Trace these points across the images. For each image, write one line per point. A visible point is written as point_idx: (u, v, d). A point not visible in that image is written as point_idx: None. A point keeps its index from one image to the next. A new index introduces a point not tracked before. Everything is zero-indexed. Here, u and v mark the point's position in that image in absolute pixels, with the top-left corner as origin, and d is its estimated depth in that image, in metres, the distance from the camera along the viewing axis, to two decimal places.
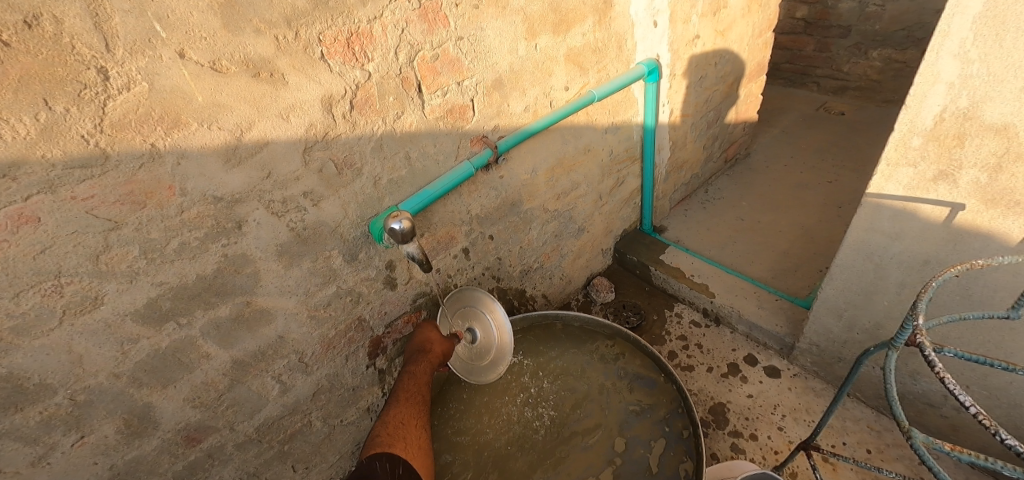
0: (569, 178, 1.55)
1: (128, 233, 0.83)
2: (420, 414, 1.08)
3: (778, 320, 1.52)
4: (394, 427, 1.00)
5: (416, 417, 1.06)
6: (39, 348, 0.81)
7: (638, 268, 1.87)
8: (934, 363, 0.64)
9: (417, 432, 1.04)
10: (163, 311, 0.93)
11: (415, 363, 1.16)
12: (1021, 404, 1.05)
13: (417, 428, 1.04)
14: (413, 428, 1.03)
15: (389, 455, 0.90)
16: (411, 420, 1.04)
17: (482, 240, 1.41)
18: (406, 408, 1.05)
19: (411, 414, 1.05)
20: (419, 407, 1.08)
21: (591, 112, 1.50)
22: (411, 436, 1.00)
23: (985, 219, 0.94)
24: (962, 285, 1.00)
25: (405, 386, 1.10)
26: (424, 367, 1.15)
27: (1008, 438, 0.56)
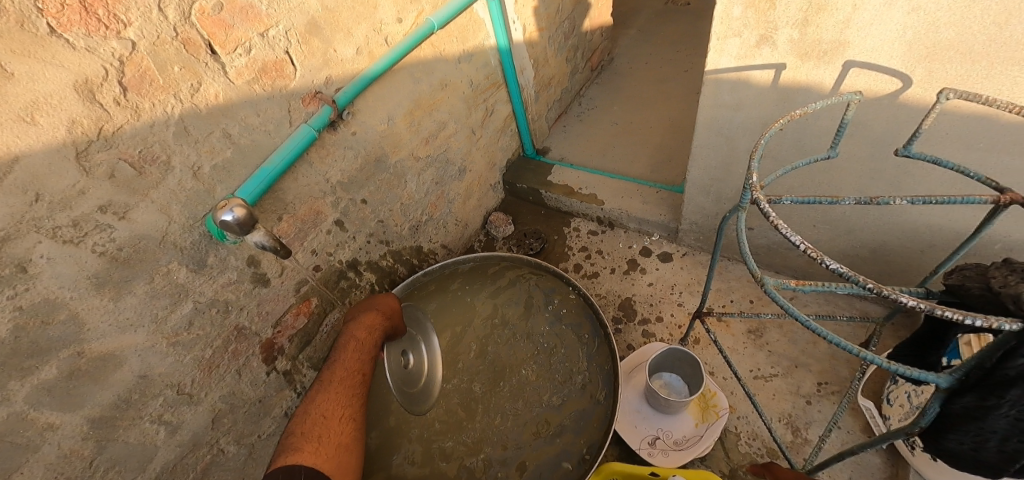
0: (433, 119, 1.45)
1: None
2: (355, 395, 0.98)
3: (661, 210, 1.61)
4: (310, 423, 0.90)
5: (348, 400, 0.97)
6: None
7: (530, 194, 1.87)
8: (767, 213, 0.63)
9: (344, 419, 0.94)
10: None
11: (356, 330, 1.03)
12: (854, 229, 1.22)
13: (345, 413, 0.95)
14: (342, 413, 0.94)
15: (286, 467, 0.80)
16: (338, 405, 0.95)
17: (355, 206, 1.30)
18: (335, 390, 0.97)
19: (340, 397, 0.96)
20: (354, 387, 0.99)
21: (436, 42, 1.38)
22: (336, 423, 0.92)
23: (802, 72, 1.01)
24: (795, 138, 1.11)
25: (339, 363, 1.00)
26: (367, 335, 1.02)
27: (831, 263, 0.57)
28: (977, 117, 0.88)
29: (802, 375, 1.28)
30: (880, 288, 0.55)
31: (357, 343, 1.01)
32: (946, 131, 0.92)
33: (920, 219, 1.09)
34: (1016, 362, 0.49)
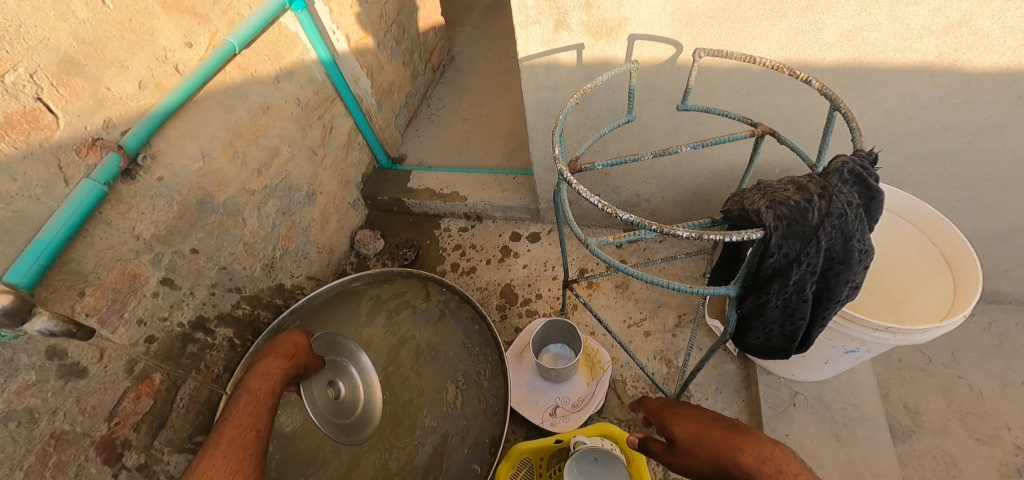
0: (261, 146, 1.33)
1: None
2: (251, 456, 0.79)
3: (520, 194, 1.68)
4: None
5: (241, 463, 0.77)
6: None
7: (393, 205, 1.83)
8: (573, 182, 0.71)
9: None
10: None
11: (255, 382, 0.86)
12: (675, 178, 1.39)
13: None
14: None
15: None
16: (228, 472, 0.75)
17: (183, 258, 1.15)
18: (225, 455, 0.77)
19: (230, 462, 0.77)
20: (248, 447, 0.80)
21: (244, 63, 1.26)
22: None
23: (599, 49, 1.12)
24: (608, 108, 1.23)
25: (233, 422, 0.82)
26: (269, 385, 0.86)
27: (624, 214, 0.65)
28: (733, 69, 1.05)
29: (665, 312, 1.44)
30: (661, 228, 0.63)
31: (257, 397, 0.85)
32: (716, 84, 1.09)
33: (720, 159, 1.28)
34: (767, 261, 0.58)
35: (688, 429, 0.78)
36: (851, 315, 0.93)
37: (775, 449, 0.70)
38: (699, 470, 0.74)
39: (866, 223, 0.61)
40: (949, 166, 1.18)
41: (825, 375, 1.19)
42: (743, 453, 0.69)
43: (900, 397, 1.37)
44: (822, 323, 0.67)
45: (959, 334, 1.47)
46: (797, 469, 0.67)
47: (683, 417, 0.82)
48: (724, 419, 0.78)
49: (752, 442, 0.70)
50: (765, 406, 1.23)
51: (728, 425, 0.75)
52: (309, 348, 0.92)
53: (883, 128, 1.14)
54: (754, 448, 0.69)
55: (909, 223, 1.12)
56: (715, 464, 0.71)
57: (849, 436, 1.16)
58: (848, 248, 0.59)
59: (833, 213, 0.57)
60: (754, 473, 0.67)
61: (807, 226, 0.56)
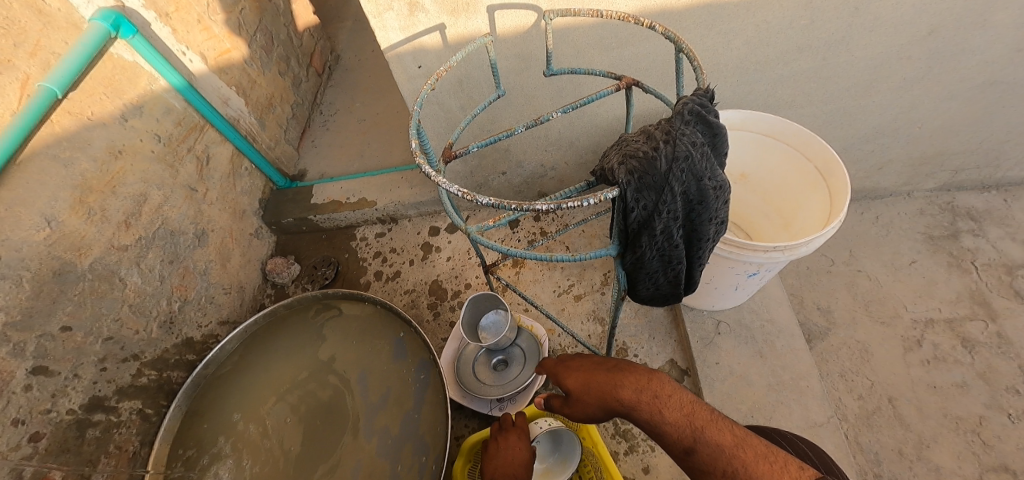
0: (122, 195, 1.20)
1: None
2: None
3: (429, 187, 1.63)
4: None
5: None
6: None
7: (302, 225, 1.72)
8: (432, 175, 0.68)
9: None
10: None
11: None
12: (574, 141, 1.40)
13: None
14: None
15: None
16: None
17: (53, 339, 1.02)
18: None
19: None
20: None
21: (75, 107, 1.11)
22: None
23: (460, 27, 1.08)
24: (487, 85, 1.20)
25: None
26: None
27: (483, 198, 0.63)
28: (595, 25, 1.05)
29: (591, 274, 1.47)
30: (523, 207, 0.62)
31: None
32: (584, 43, 1.09)
33: (609, 115, 1.30)
34: (631, 217, 0.59)
35: (577, 380, 0.82)
36: (743, 242, 0.97)
37: (651, 377, 0.75)
38: (593, 414, 0.79)
39: (714, 160, 0.62)
40: (813, 83, 1.25)
41: (740, 300, 1.25)
42: (623, 389, 0.74)
43: (813, 301, 1.49)
44: (701, 262, 0.70)
45: (853, 232, 1.60)
46: (671, 390, 0.73)
47: (574, 369, 0.85)
48: (609, 361, 0.82)
49: (630, 376, 0.76)
50: (694, 341, 1.29)
51: (611, 366, 0.80)
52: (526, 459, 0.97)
53: (747, 58, 1.18)
54: (632, 382, 0.75)
55: (785, 143, 1.16)
56: (602, 405, 0.77)
57: (770, 350, 1.24)
58: (701, 188, 0.59)
59: (680, 157, 0.57)
60: (634, 405, 0.73)
61: (658, 176, 0.56)
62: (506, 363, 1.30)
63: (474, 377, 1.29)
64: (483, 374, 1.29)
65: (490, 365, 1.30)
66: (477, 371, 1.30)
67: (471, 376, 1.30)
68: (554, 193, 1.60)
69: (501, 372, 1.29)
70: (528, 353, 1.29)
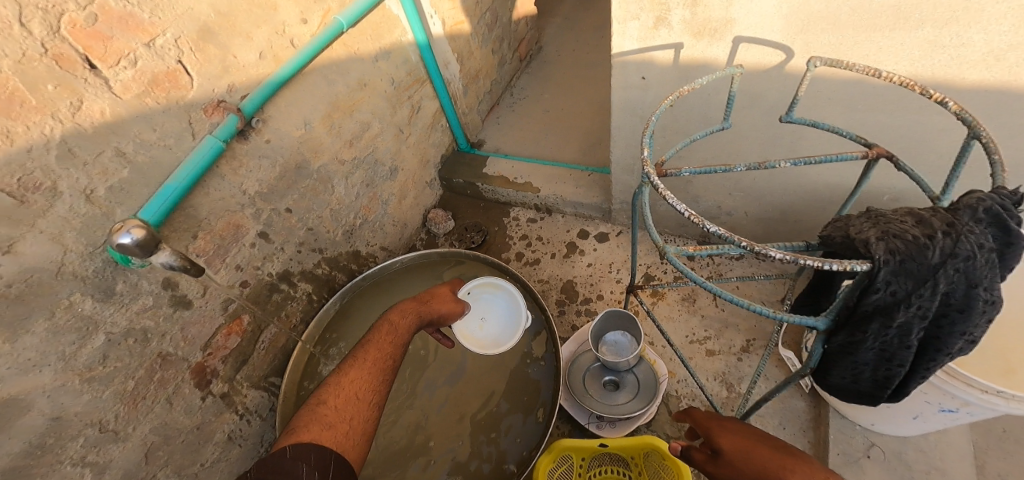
0: (355, 119, 1.42)
1: None
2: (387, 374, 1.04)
3: (593, 192, 1.66)
4: (342, 404, 0.97)
5: (378, 378, 1.03)
6: None
7: (467, 189, 1.87)
8: (657, 186, 0.68)
9: (363, 408, 0.98)
10: None
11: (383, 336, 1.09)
12: (764, 193, 1.30)
13: (369, 398, 0.99)
14: (367, 428, 0.97)
15: (311, 451, 0.85)
16: (369, 384, 1.01)
17: (279, 215, 1.26)
18: (358, 371, 1.03)
19: (370, 375, 1.02)
20: (384, 367, 1.04)
21: (348, 41, 1.34)
22: (357, 442, 0.94)
23: (699, 50, 1.07)
24: (700, 114, 1.17)
25: (372, 349, 1.07)
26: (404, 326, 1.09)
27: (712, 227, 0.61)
28: (851, 80, 0.96)
29: (732, 334, 1.36)
30: (752, 247, 0.59)
31: (397, 329, 1.09)
32: (827, 96, 1.00)
33: (818, 179, 1.18)
34: (870, 298, 0.53)
35: (733, 442, 0.77)
36: (958, 371, 0.82)
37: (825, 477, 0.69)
38: None
39: (996, 270, 0.53)
40: None
41: (911, 431, 1.07)
42: (793, 473, 0.69)
43: (1001, 472, 1.20)
44: (925, 375, 0.61)
45: None
46: None
47: (728, 430, 0.81)
48: (772, 440, 0.77)
49: (802, 465, 0.70)
50: (833, 451, 1.13)
51: (776, 445, 0.75)
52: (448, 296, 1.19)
53: None
54: (804, 471, 0.69)
55: None
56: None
57: None
58: (970, 295, 0.52)
59: (959, 255, 0.50)
60: None
61: (924, 265, 0.51)
62: (617, 386, 1.29)
63: (582, 386, 1.30)
64: (592, 388, 1.29)
65: (602, 382, 1.30)
66: (587, 382, 1.30)
67: (580, 384, 1.30)
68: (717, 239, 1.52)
69: (610, 392, 1.28)
70: (643, 385, 1.27)
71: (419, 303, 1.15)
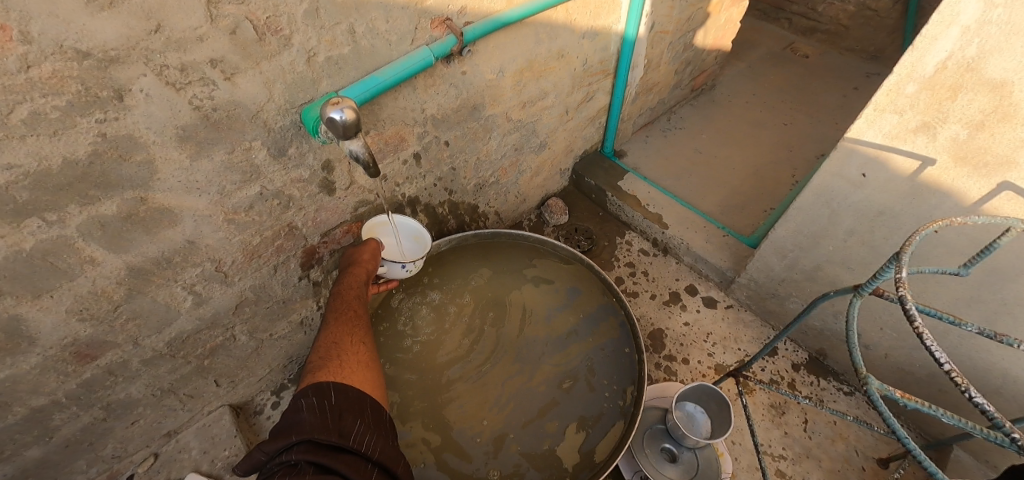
0: (538, 84, 1.37)
1: None
2: (357, 327, 0.94)
3: (723, 255, 1.55)
4: (325, 349, 0.86)
5: (355, 332, 0.92)
6: None
7: (594, 192, 1.81)
8: (914, 317, 0.62)
9: (357, 348, 0.90)
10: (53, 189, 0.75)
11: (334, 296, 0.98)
12: (922, 347, 1.16)
13: (355, 343, 0.90)
14: (363, 357, 0.88)
15: (314, 388, 0.75)
16: (349, 335, 0.91)
17: (437, 145, 1.24)
18: (336, 327, 0.91)
19: (343, 328, 0.92)
20: (354, 319, 0.94)
21: (572, 9, 1.29)
22: (361, 369, 0.85)
23: (950, 177, 0.95)
24: (906, 240, 1.06)
25: (334, 306, 0.96)
26: (353, 283, 1.00)
27: None
28: None
29: (811, 466, 1.24)
30: None
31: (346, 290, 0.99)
32: None
33: (999, 364, 1.06)
34: None
35: None
36: None
37: None
38: None
39: None
40: None
41: None
42: None
43: None
44: None
45: None
46: None
47: None
48: None
49: None
50: None
51: None
52: (372, 256, 1.08)
53: None
54: None
55: None
56: None
57: None
58: None
59: None
60: None
61: None
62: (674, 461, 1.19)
63: (640, 442, 1.23)
64: (648, 448, 1.22)
65: (660, 448, 1.22)
66: (646, 441, 1.23)
67: (639, 440, 1.23)
68: (834, 364, 1.39)
69: (664, 462, 1.19)
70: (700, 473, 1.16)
71: (357, 264, 1.05)
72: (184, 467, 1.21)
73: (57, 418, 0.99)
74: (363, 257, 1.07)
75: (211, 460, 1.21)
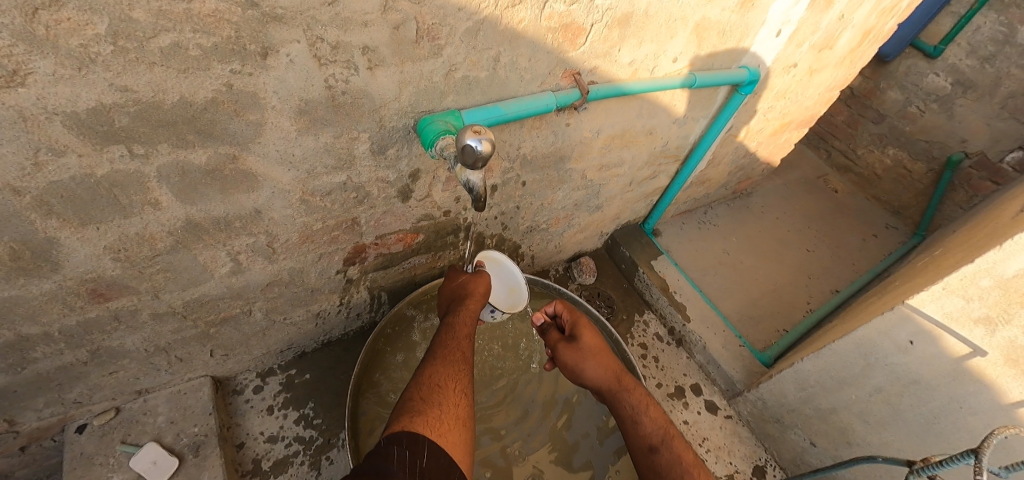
0: (621, 153, 1.38)
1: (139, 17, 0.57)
2: (461, 373, 0.97)
3: (737, 365, 1.57)
4: (426, 391, 0.89)
5: (458, 380, 0.95)
6: None
7: (625, 263, 1.82)
8: None
9: (457, 397, 0.91)
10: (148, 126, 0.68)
11: (445, 336, 1.03)
12: None
13: (456, 392, 0.92)
14: (459, 414, 0.88)
15: (407, 436, 0.75)
16: (451, 379, 0.94)
17: (514, 183, 1.21)
18: (444, 366, 0.96)
19: (449, 371, 0.95)
20: (460, 365, 0.98)
21: (677, 95, 1.32)
22: (453, 426, 0.85)
23: (995, 372, 0.99)
24: (932, 415, 1.11)
25: (442, 344, 1.01)
26: (463, 329, 1.06)
27: None
28: None
29: None
30: None
31: (456, 332, 1.04)
32: None
33: None
34: None
35: None
36: None
37: None
38: None
39: None
40: None
41: None
42: None
43: None
44: None
45: None
46: None
47: None
48: None
49: None
50: None
51: None
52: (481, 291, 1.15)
53: None
54: None
55: None
56: None
57: None
58: None
59: None
60: None
61: None
62: None
63: None
64: None
65: None
66: None
67: None
68: None
69: None
70: None
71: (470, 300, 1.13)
72: (144, 433, 1.11)
73: (40, 351, 0.89)
74: (473, 291, 1.15)
75: (177, 433, 1.12)
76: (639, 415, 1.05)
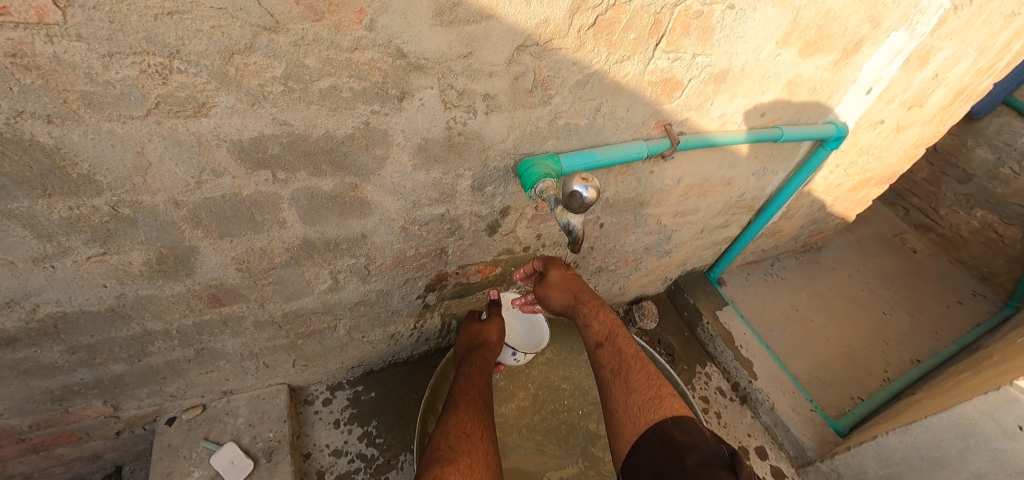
0: (697, 201, 1.39)
1: (309, 63, 0.66)
2: (483, 419, 1.00)
3: (807, 430, 1.48)
4: (453, 438, 0.91)
5: (481, 427, 0.98)
6: (103, 134, 0.63)
7: (688, 310, 1.79)
8: None
9: (483, 443, 0.94)
10: (293, 154, 0.76)
11: (461, 386, 1.08)
12: None
13: (481, 438, 0.95)
14: (487, 461, 0.90)
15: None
16: (475, 425, 0.97)
17: (592, 224, 1.24)
18: (466, 413, 1.00)
19: (471, 418, 0.99)
20: (480, 411, 1.02)
21: (760, 148, 1.31)
22: (482, 473, 0.85)
23: None
24: None
25: (461, 393, 1.06)
26: (479, 378, 1.12)
27: None
28: None
29: None
30: None
31: (472, 382, 1.10)
32: None
33: None
34: None
35: None
36: None
37: None
38: None
39: None
40: None
41: None
42: None
43: None
44: None
45: None
46: None
47: None
48: None
49: None
50: None
51: None
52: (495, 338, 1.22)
53: None
54: None
55: None
56: None
57: None
58: None
59: None
60: None
61: None
62: None
63: None
64: None
65: None
66: None
67: None
68: None
69: None
70: None
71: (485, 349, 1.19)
72: (224, 432, 1.17)
73: (157, 345, 0.98)
74: (489, 339, 1.21)
75: (253, 436, 1.18)
76: (589, 321, 1.05)
